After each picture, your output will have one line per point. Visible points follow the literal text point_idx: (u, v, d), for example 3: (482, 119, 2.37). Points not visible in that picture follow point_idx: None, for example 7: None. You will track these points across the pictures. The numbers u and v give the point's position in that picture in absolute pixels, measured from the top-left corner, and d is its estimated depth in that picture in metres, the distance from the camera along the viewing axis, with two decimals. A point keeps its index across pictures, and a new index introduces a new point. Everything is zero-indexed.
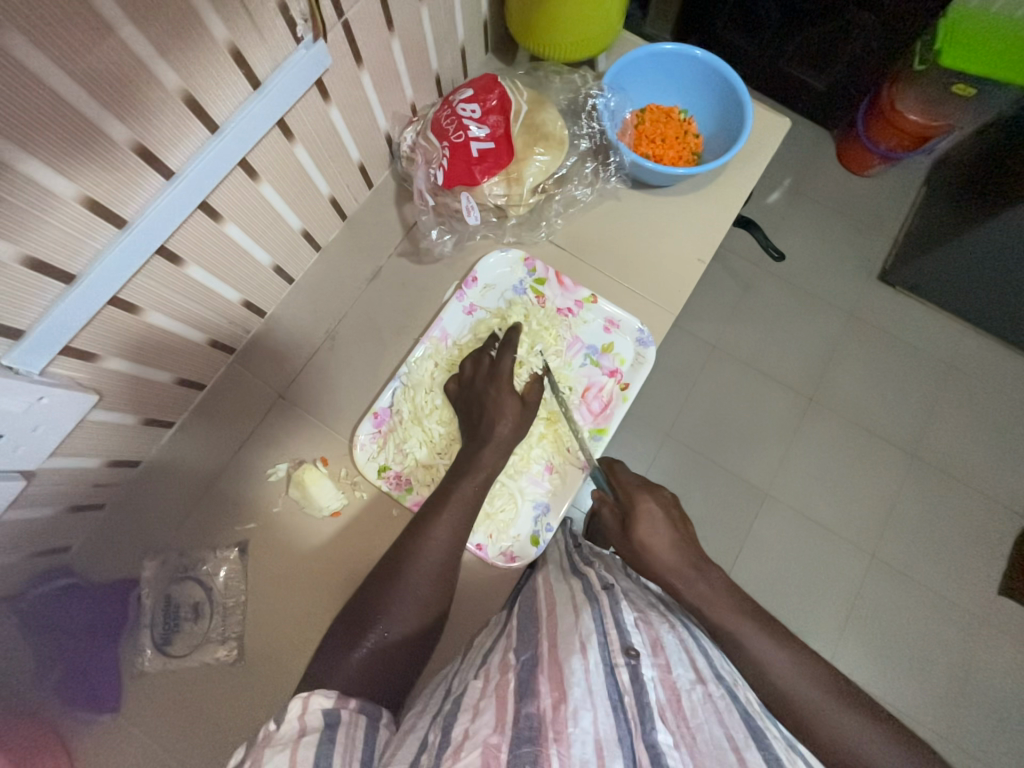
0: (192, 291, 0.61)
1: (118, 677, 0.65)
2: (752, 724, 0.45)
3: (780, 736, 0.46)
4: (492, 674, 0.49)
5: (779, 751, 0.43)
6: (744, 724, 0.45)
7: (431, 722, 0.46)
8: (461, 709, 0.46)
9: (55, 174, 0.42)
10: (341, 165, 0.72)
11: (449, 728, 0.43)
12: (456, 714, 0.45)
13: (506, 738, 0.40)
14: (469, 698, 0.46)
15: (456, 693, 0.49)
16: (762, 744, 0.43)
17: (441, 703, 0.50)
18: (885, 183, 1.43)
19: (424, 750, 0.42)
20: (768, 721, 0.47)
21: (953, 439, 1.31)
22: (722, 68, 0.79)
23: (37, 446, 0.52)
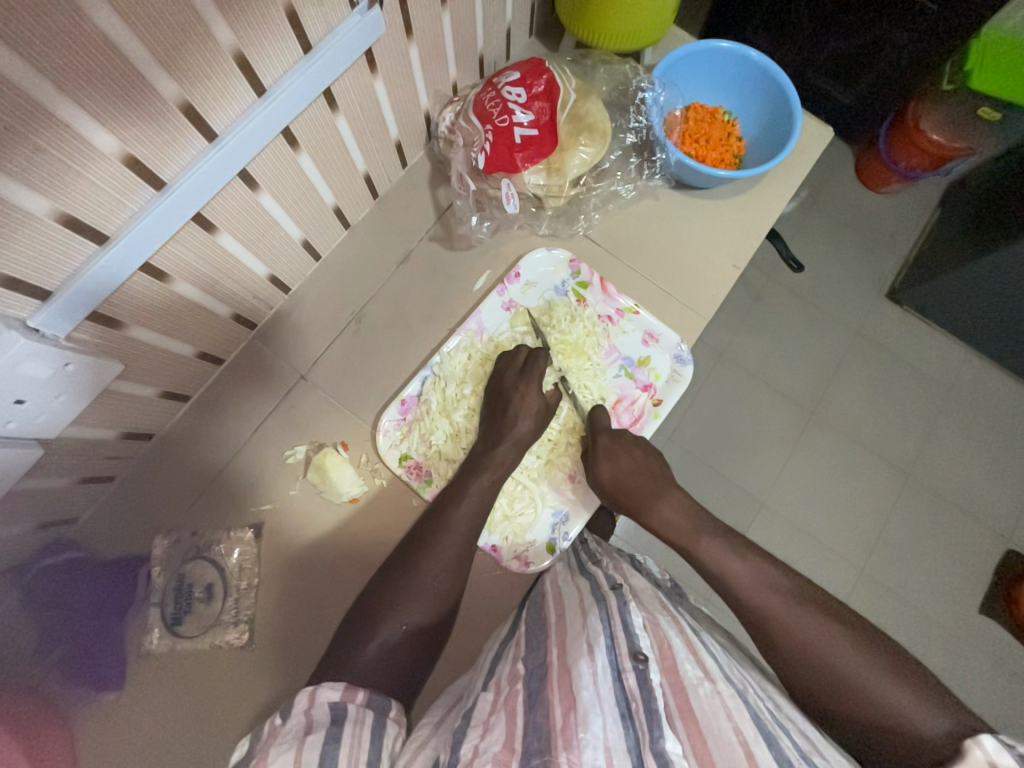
0: (222, 262, 0.58)
1: (123, 655, 0.63)
2: (764, 727, 0.43)
3: (794, 745, 0.43)
4: (502, 685, 0.49)
5: (790, 754, 0.42)
6: (754, 723, 0.43)
7: (439, 736, 0.46)
8: (471, 724, 0.45)
9: (98, 127, 0.39)
10: (380, 141, 0.69)
11: (458, 745, 0.42)
12: (465, 731, 0.44)
13: (516, 754, 0.40)
14: (478, 713, 0.46)
15: (465, 706, 0.49)
16: (773, 744, 0.42)
17: (456, 712, 0.49)
18: (905, 201, 1.42)
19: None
20: (782, 731, 0.44)
21: (952, 460, 1.33)
22: (773, 71, 0.78)
23: (57, 416, 0.50)
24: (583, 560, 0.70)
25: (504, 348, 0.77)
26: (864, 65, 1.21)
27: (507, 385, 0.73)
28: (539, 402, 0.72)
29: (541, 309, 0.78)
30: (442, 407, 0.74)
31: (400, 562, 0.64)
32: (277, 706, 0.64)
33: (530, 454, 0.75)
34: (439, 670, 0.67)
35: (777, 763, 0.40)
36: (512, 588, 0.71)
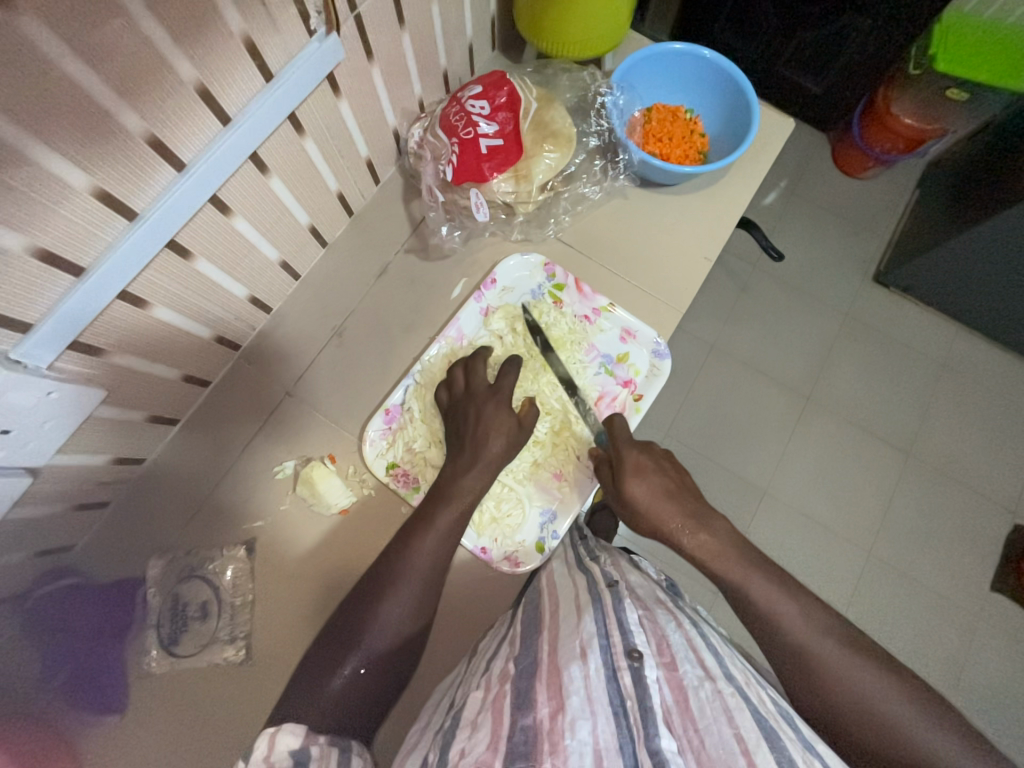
0: (200, 286, 0.60)
1: (122, 678, 0.64)
2: (765, 724, 0.44)
3: (795, 737, 0.44)
4: (491, 684, 0.49)
5: (793, 754, 0.42)
6: (756, 723, 0.43)
7: (431, 739, 0.46)
8: (461, 724, 0.45)
9: (68, 164, 0.41)
10: (351, 160, 0.72)
11: (447, 747, 0.43)
12: (454, 731, 0.44)
13: (500, 753, 0.40)
14: (467, 713, 0.46)
15: (456, 707, 0.49)
16: (776, 745, 0.42)
17: (443, 718, 0.49)
18: (880, 185, 1.44)
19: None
20: (782, 722, 0.45)
21: (946, 438, 1.33)
22: (728, 68, 0.80)
23: (44, 444, 0.51)
24: (581, 553, 0.69)
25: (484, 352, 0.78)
26: (827, 55, 1.23)
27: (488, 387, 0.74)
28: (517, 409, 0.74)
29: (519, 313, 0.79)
30: (426, 415, 0.76)
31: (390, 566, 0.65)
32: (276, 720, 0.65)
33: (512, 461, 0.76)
34: (436, 675, 0.67)
35: (778, 764, 0.40)
36: (504, 588, 0.72)
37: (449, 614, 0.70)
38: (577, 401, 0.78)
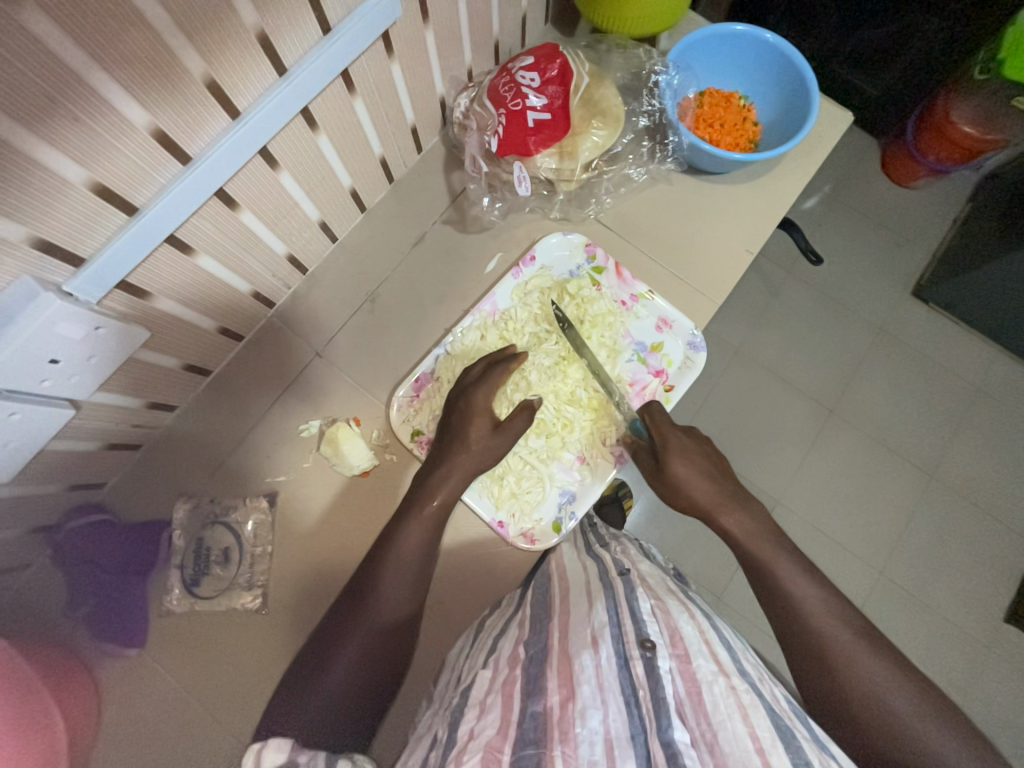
0: (242, 238, 0.61)
1: (145, 614, 0.67)
2: (781, 724, 0.42)
3: (809, 736, 0.43)
4: (500, 666, 0.50)
5: (808, 753, 0.41)
6: (771, 723, 0.42)
7: (440, 719, 0.47)
8: (468, 704, 0.46)
9: (132, 102, 0.42)
10: (396, 125, 0.71)
11: (456, 725, 0.43)
12: (463, 712, 0.45)
13: (509, 740, 0.40)
14: (476, 693, 0.47)
15: (465, 684, 0.50)
16: (791, 746, 0.41)
17: (451, 695, 0.51)
18: (930, 195, 1.39)
19: (432, 749, 0.43)
20: (795, 721, 0.45)
21: (974, 463, 1.29)
22: (791, 54, 0.77)
23: (88, 378, 0.53)
24: (590, 540, 0.72)
25: (516, 327, 0.77)
26: (891, 54, 1.18)
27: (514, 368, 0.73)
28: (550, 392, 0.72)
29: (555, 294, 0.78)
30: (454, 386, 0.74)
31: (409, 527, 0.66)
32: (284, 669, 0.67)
33: (534, 437, 0.75)
34: (442, 642, 0.68)
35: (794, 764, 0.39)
36: (517, 563, 0.73)
37: (461, 583, 0.71)
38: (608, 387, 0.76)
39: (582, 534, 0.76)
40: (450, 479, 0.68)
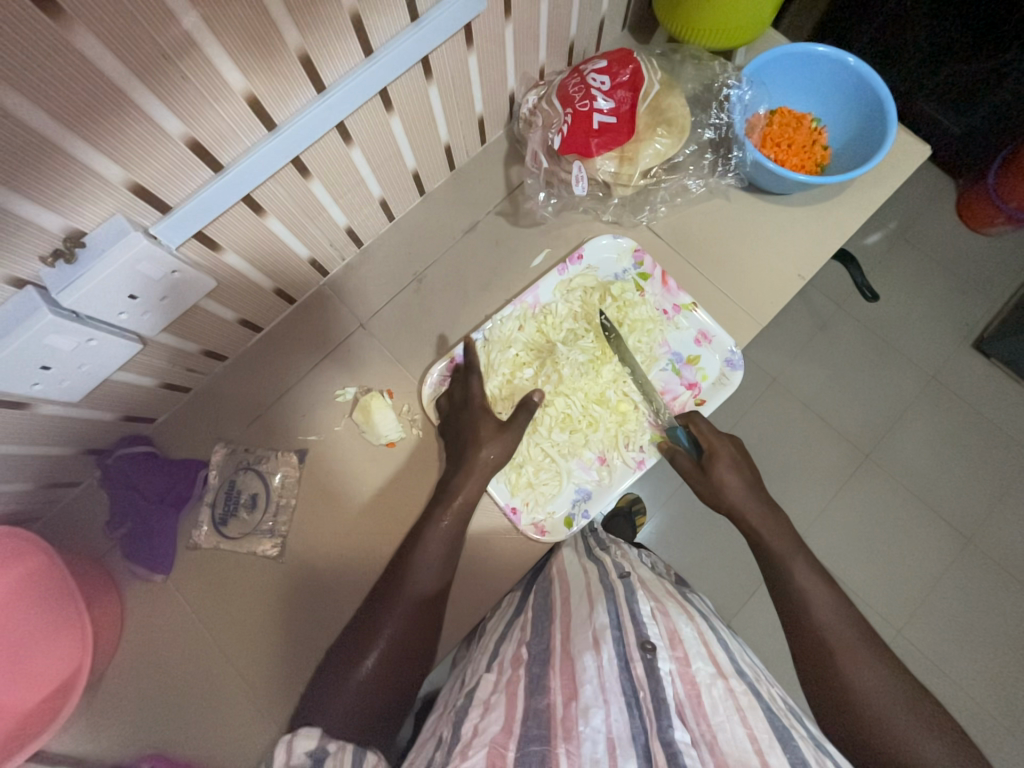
0: (309, 205, 0.64)
1: (173, 544, 0.71)
2: (778, 725, 0.43)
3: (807, 736, 0.44)
4: (504, 668, 0.51)
5: (805, 753, 0.42)
6: (768, 723, 0.43)
7: (445, 719, 0.49)
8: (473, 704, 0.47)
9: (233, 68, 0.45)
10: (465, 115, 0.73)
11: (459, 724, 0.45)
12: (466, 711, 0.46)
13: (513, 738, 0.41)
14: (480, 694, 0.48)
15: (470, 688, 0.51)
16: (788, 745, 0.41)
17: (456, 700, 0.52)
18: (1006, 245, 1.31)
19: (438, 748, 0.44)
20: (794, 721, 0.45)
21: (1018, 532, 1.21)
22: (872, 80, 0.75)
23: (157, 317, 0.57)
24: (591, 543, 0.74)
25: (555, 322, 0.78)
26: (981, 93, 1.12)
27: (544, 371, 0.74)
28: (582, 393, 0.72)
29: (596, 295, 0.79)
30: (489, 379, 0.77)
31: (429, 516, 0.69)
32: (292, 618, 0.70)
33: (558, 433, 0.76)
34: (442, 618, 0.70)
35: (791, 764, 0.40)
36: (525, 554, 0.74)
37: (468, 564, 0.73)
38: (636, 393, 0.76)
39: (583, 537, 0.77)
40: (470, 461, 0.70)
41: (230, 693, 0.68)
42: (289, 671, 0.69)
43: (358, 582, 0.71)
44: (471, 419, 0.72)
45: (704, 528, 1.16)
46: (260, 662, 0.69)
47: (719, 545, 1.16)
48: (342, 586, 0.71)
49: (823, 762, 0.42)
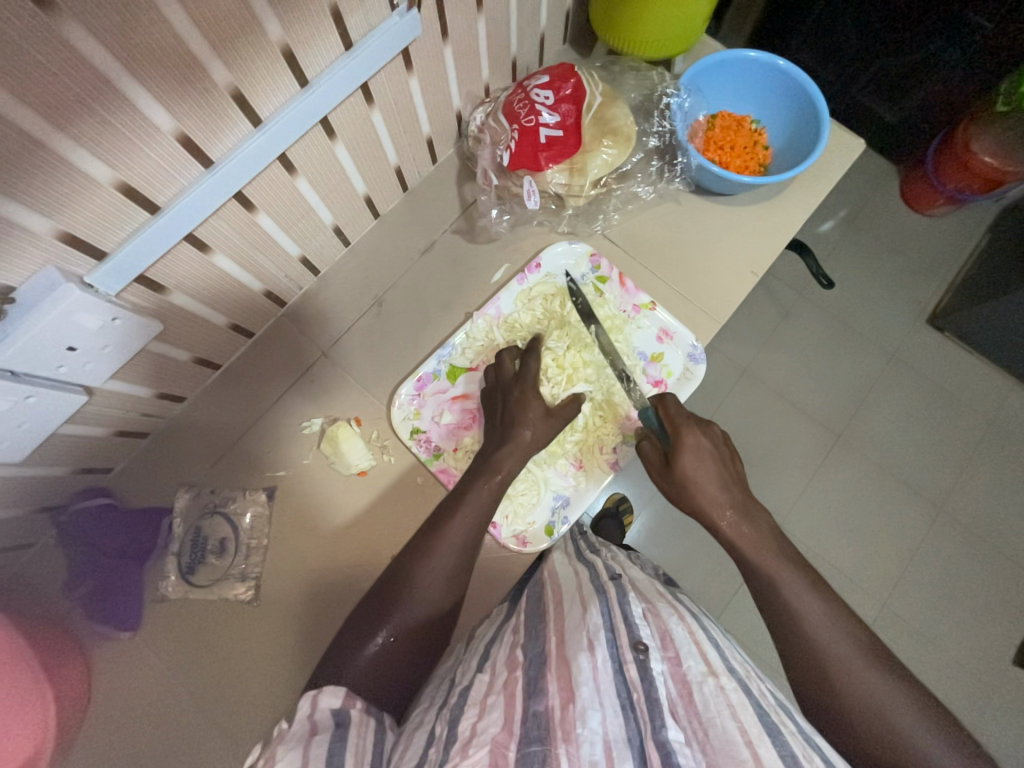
0: (259, 239, 0.63)
1: (140, 600, 0.68)
2: (768, 718, 0.43)
3: (797, 731, 0.44)
4: (499, 669, 0.49)
5: (795, 749, 0.41)
6: (758, 717, 0.43)
7: (437, 715, 0.47)
8: (467, 704, 0.46)
9: (159, 108, 0.44)
10: (412, 137, 0.73)
11: (456, 720, 0.43)
12: (463, 708, 0.45)
13: (514, 738, 0.41)
14: (475, 693, 0.46)
15: (462, 686, 0.49)
16: (778, 739, 0.41)
17: (445, 697, 0.50)
18: (947, 225, 1.38)
19: (432, 744, 0.43)
20: (784, 717, 0.45)
21: (984, 497, 1.26)
22: (802, 81, 0.78)
23: (101, 366, 0.55)
24: (582, 546, 0.71)
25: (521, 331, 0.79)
26: (908, 84, 1.18)
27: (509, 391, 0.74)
28: (547, 409, 0.72)
29: (561, 302, 0.79)
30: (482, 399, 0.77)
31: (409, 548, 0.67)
32: (272, 661, 0.68)
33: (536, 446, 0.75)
34: None
35: (781, 757, 0.40)
36: (508, 571, 0.73)
37: None
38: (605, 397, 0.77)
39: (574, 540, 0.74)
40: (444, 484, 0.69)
41: (212, 747, 0.66)
42: (273, 716, 0.67)
43: (339, 617, 0.69)
44: None
45: (688, 523, 1.17)
46: (243, 711, 0.66)
47: (704, 539, 1.17)
48: (323, 623, 0.69)
49: (813, 759, 0.42)
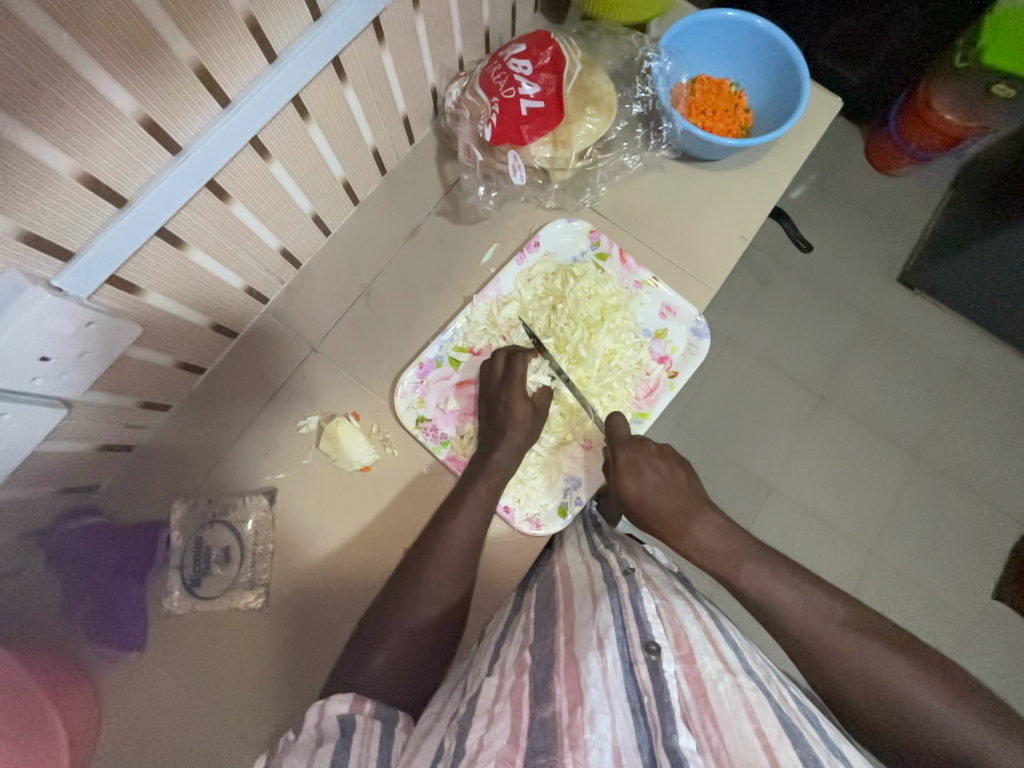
0: (235, 231, 0.60)
1: (144, 617, 0.66)
2: (788, 722, 0.44)
3: (821, 739, 0.45)
4: (507, 673, 0.50)
5: (814, 749, 0.43)
6: (778, 719, 0.44)
7: (447, 726, 0.47)
8: (476, 713, 0.46)
9: (117, 87, 0.40)
10: (388, 115, 0.70)
11: (464, 735, 0.43)
12: (471, 719, 0.45)
13: (521, 750, 0.41)
14: (483, 701, 0.47)
15: (470, 693, 0.50)
16: (797, 739, 0.43)
17: (456, 705, 0.50)
18: (913, 181, 1.40)
19: (440, 757, 0.42)
20: (805, 723, 0.46)
21: (959, 443, 1.32)
22: (781, 40, 0.77)
23: (80, 377, 0.51)
24: (597, 542, 0.69)
25: (525, 307, 0.78)
26: (871, 43, 1.19)
27: (508, 377, 0.72)
28: (533, 405, 0.72)
29: (561, 282, 0.77)
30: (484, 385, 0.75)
31: (423, 539, 0.67)
32: (287, 667, 0.66)
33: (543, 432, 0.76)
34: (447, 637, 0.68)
35: (801, 758, 0.41)
36: (519, 554, 0.73)
37: None
38: (613, 375, 0.77)
39: (586, 536, 0.71)
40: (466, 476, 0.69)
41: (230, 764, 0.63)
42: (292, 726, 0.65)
43: (350, 617, 0.68)
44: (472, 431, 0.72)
45: None
46: (259, 722, 0.65)
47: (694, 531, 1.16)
48: (335, 624, 0.68)
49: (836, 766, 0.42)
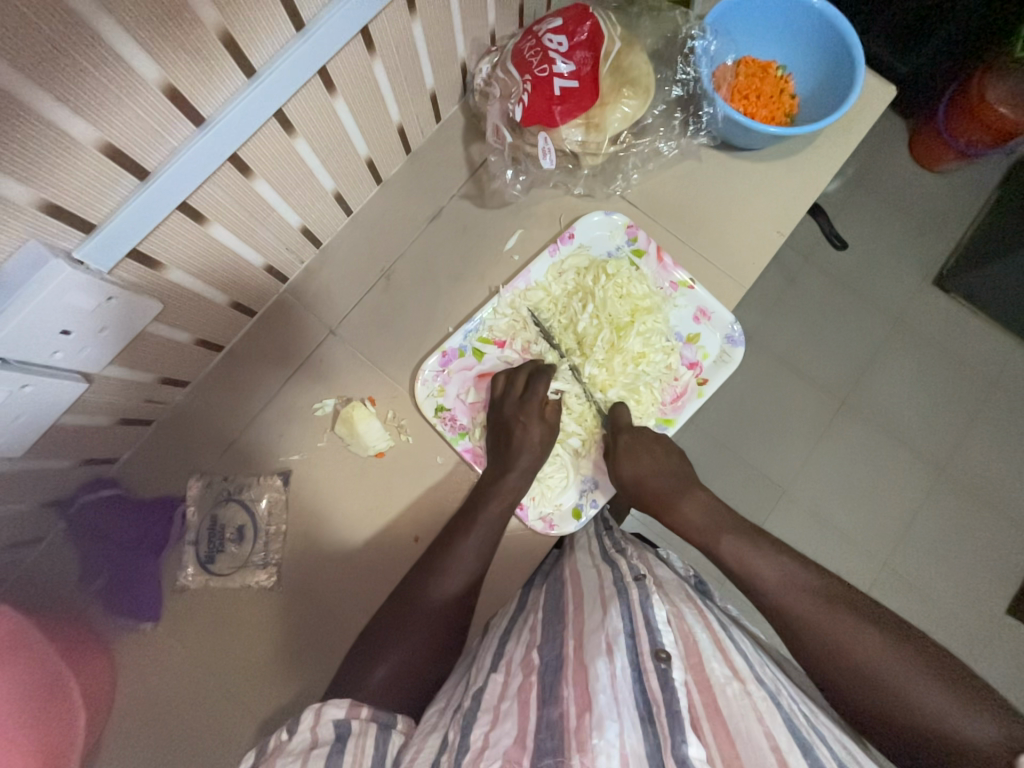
0: (255, 206, 0.58)
1: (159, 591, 0.67)
2: (798, 735, 0.43)
3: (831, 755, 0.42)
4: (513, 670, 0.50)
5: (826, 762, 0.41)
6: (788, 730, 0.43)
7: (450, 721, 0.46)
8: (480, 709, 0.46)
9: (143, 55, 0.39)
10: (415, 92, 0.68)
11: (469, 729, 0.43)
12: (475, 715, 0.45)
13: (527, 752, 0.40)
14: (488, 697, 0.47)
15: (475, 688, 0.49)
16: (808, 753, 0.41)
17: (459, 701, 0.50)
18: (959, 179, 1.32)
19: (444, 752, 0.42)
20: (817, 738, 0.44)
21: (985, 457, 1.27)
22: (837, 22, 0.72)
23: (99, 352, 0.51)
24: (606, 543, 0.69)
25: (555, 298, 0.75)
26: (925, 28, 1.13)
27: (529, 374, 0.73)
28: (547, 425, 0.72)
29: (592, 277, 0.75)
30: (507, 379, 0.73)
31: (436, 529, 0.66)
32: (292, 646, 0.67)
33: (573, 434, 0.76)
34: None
35: None
36: (528, 546, 0.72)
37: None
38: (640, 377, 0.75)
39: (598, 537, 0.72)
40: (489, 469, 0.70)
41: (231, 738, 0.65)
42: (295, 705, 0.66)
43: (357, 600, 0.68)
44: (496, 421, 0.72)
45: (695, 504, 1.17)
46: (265, 697, 0.66)
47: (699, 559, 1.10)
48: (341, 608, 0.68)
49: None
